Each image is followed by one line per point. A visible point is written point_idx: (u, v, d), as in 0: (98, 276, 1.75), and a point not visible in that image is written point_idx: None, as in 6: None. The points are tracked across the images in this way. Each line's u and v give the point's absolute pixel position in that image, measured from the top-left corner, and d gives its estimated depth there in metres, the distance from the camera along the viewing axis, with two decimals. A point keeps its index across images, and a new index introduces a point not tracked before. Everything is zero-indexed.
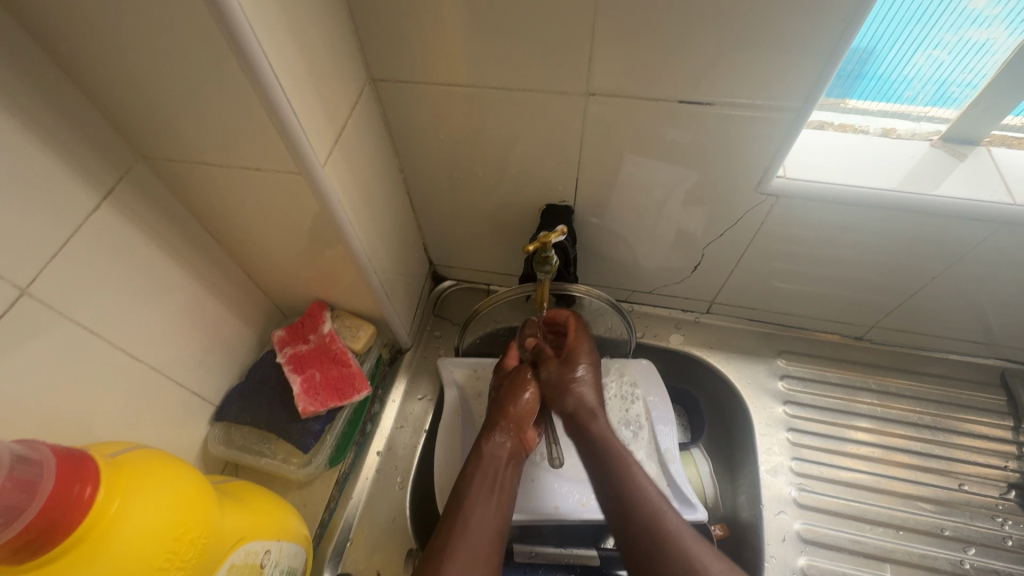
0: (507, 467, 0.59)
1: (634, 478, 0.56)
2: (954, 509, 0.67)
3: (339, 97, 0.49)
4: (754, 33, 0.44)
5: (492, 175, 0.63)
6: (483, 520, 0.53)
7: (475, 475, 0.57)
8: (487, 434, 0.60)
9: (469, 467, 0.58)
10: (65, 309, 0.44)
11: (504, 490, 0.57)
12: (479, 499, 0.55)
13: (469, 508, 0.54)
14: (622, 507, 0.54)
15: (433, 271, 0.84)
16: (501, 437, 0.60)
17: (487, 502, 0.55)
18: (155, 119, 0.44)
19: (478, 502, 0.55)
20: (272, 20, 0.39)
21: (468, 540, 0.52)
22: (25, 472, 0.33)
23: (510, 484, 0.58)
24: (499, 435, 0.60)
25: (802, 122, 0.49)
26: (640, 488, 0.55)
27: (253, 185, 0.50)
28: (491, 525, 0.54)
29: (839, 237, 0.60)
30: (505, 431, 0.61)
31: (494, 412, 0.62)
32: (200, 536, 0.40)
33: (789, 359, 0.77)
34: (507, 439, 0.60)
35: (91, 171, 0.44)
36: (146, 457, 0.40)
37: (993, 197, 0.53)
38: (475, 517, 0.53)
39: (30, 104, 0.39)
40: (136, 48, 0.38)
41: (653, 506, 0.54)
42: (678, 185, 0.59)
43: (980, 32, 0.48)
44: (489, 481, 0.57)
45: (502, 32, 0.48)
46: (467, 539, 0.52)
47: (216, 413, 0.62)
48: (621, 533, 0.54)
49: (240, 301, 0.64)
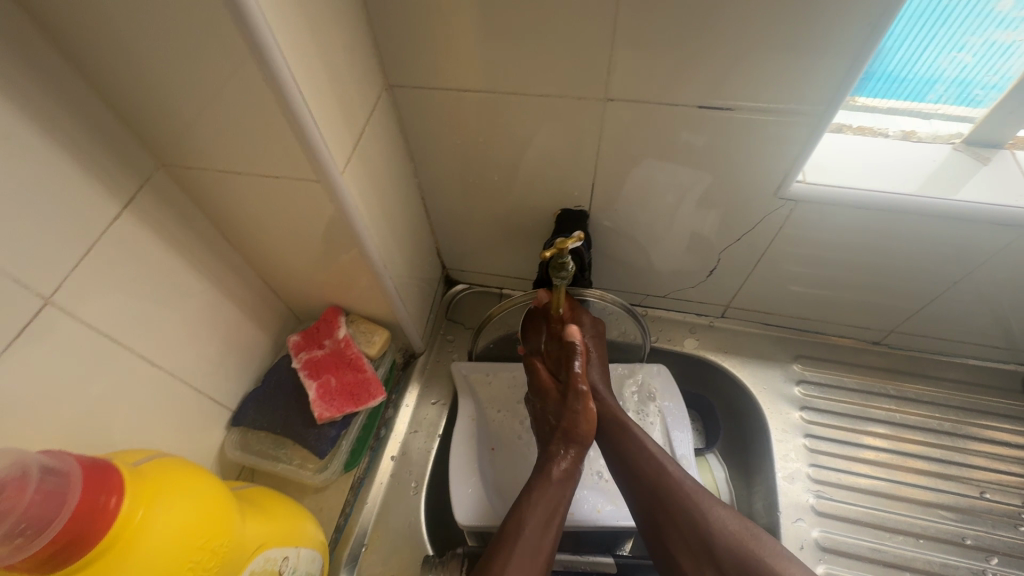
0: (570, 486, 0.57)
1: (637, 441, 0.59)
2: (976, 517, 0.66)
3: (357, 103, 0.49)
4: (777, 38, 0.44)
5: (507, 180, 0.63)
6: (543, 534, 0.53)
7: (536, 493, 0.56)
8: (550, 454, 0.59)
9: (530, 487, 0.57)
10: (88, 317, 0.44)
11: (564, 506, 0.56)
12: (538, 518, 0.54)
13: (527, 523, 0.54)
14: (629, 470, 0.58)
15: (446, 275, 0.84)
16: (564, 454, 0.58)
17: (546, 519, 0.54)
18: (175, 127, 0.44)
19: (538, 520, 0.54)
20: (292, 29, 0.39)
21: (527, 555, 0.52)
22: (52, 484, 0.33)
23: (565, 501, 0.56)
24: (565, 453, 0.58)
25: (825, 127, 0.49)
26: (644, 448, 0.58)
27: (271, 192, 0.50)
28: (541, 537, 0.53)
29: (859, 242, 0.59)
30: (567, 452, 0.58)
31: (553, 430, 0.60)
32: (222, 544, 0.40)
33: (806, 364, 0.76)
34: (573, 457, 0.58)
35: (112, 180, 0.45)
36: (168, 465, 0.40)
37: (1018, 202, 0.52)
38: (535, 533, 0.53)
39: (54, 114, 0.39)
40: (159, 58, 0.39)
41: (655, 464, 0.57)
42: (695, 190, 0.58)
43: (1006, 34, 0.46)
44: (551, 500, 0.55)
45: (521, 37, 0.48)
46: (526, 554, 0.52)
47: (233, 418, 0.62)
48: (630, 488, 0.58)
49: (255, 306, 0.64)
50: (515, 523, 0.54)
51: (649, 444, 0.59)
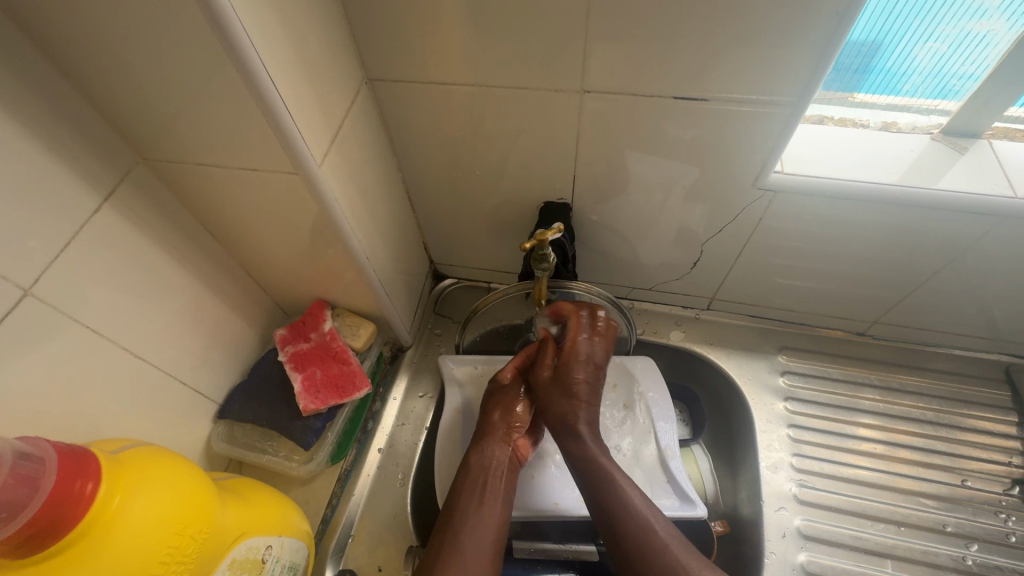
0: (498, 475, 0.59)
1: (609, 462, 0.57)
2: (957, 505, 0.67)
3: (335, 97, 0.50)
4: (748, 31, 0.44)
5: (490, 173, 0.64)
6: (483, 535, 0.54)
7: (464, 487, 0.58)
8: (479, 444, 0.61)
9: (458, 481, 0.59)
10: (68, 309, 0.45)
11: (497, 496, 0.58)
12: (472, 507, 0.56)
13: (467, 518, 0.55)
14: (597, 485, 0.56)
15: (434, 270, 0.84)
16: (490, 447, 0.61)
17: (481, 510, 0.56)
18: (152, 120, 0.45)
19: (471, 511, 0.56)
20: (266, 23, 0.39)
21: (468, 554, 0.52)
22: (27, 468, 0.33)
23: (502, 493, 0.58)
24: (493, 445, 0.61)
25: (798, 118, 0.49)
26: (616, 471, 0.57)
27: (252, 186, 0.50)
28: (486, 535, 0.54)
29: (838, 232, 0.60)
30: (496, 439, 0.62)
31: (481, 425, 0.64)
32: (201, 530, 0.40)
33: (790, 355, 0.76)
34: (500, 448, 0.61)
35: (91, 173, 0.45)
36: (147, 453, 0.41)
37: (994, 190, 0.52)
38: (473, 530, 0.54)
39: (30, 107, 0.40)
40: (134, 51, 0.39)
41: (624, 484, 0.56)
42: (676, 182, 0.59)
43: (979, 24, 0.47)
44: (480, 491, 0.58)
45: (495, 29, 0.48)
46: (464, 554, 0.52)
47: (219, 411, 0.63)
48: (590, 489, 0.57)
49: (241, 300, 0.65)
50: (458, 514, 0.55)
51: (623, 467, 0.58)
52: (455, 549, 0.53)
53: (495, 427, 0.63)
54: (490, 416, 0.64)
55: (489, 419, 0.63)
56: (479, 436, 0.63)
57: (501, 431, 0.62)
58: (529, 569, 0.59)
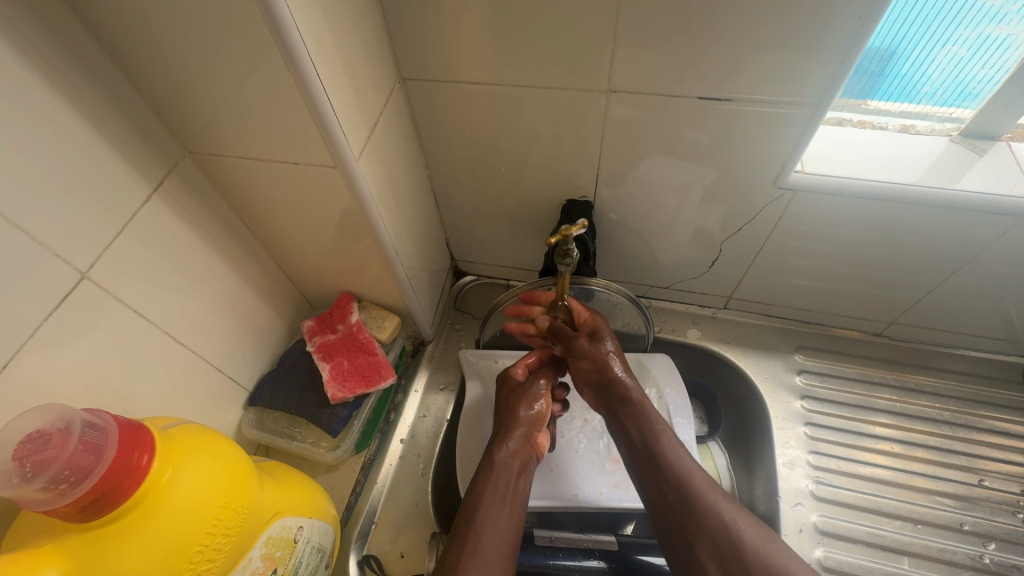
0: (520, 474, 0.56)
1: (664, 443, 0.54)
2: (974, 505, 0.67)
3: (372, 94, 0.52)
4: (774, 33, 0.45)
5: (514, 171, 0.65)
6: (502, 529, 0.50)
7: (488, 482, 0.54)
8: (498, 441, 0.58)
9: (481, 476, 0.55)
10: (117, 292, 0.47)
11: (518, 496, 0.54)
12: (493, 500, 0.52)
13: (487, 512, 0.51)
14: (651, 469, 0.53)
15: (455, 267, 0.86)
16: (512, 443, 0.58)
17: (504, 510, 0.52)
18: (201, 115, 0.47)
19: (492, 506, 0.52)
20: (314, 23, 0.41)
21: (487, 548, 0.48)
22: (92, 437, 0.35)
23: (522, 493, 0.55)
24: (511, 440, 0.58)
25: (819, 118, 0.50)
26: (671, 452, 0.53)
27: (290, 179, 0.52)
28: (505, 532, 0.50)
29: (857, 233, 0.61)
30: (517, 437, 0.59)
31: (504, 418, 0.61)
32: (242, 505, 0.42)
33: (807, 354, 0.77)
34: (519, 445, 0.58)
35: (142, 165, 0.47)
36: (194, 429, 0.43)
37: (1013, 190, 0.53)
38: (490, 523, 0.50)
39: (90, 100, 0.42)
40: (191, 50, 0.41)
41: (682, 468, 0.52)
42: (698, 182, 0.60)
43: (999, 28, 0.48)
44: (504, 488, 0.54)
45: (526, 31, 0.50)
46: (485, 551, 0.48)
47: (250, 398, 0.65)
48: (644, 477, 0.53)
49: (271, 291, 0.67)
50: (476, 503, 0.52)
51: (677, 448, 0.54)
52: (475, 541, 0.49)
53: (515, 422, 0.60)
54: (510, 410, 0.61)
55: (509, 413, 0.61)
56: (499, 431, 0.60)
57: (521, 427, 0.59)
58: (550, 556, 0.60)
